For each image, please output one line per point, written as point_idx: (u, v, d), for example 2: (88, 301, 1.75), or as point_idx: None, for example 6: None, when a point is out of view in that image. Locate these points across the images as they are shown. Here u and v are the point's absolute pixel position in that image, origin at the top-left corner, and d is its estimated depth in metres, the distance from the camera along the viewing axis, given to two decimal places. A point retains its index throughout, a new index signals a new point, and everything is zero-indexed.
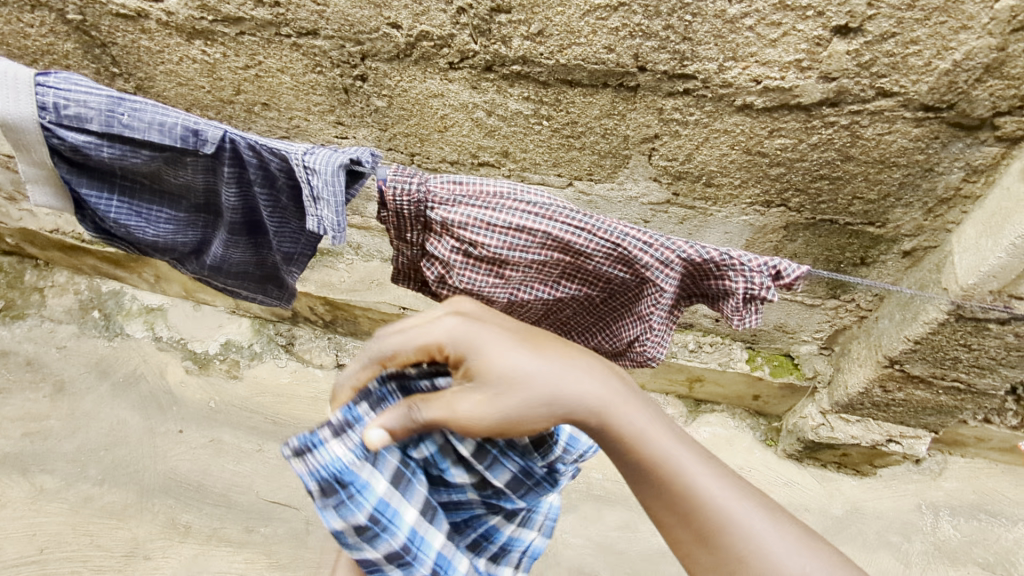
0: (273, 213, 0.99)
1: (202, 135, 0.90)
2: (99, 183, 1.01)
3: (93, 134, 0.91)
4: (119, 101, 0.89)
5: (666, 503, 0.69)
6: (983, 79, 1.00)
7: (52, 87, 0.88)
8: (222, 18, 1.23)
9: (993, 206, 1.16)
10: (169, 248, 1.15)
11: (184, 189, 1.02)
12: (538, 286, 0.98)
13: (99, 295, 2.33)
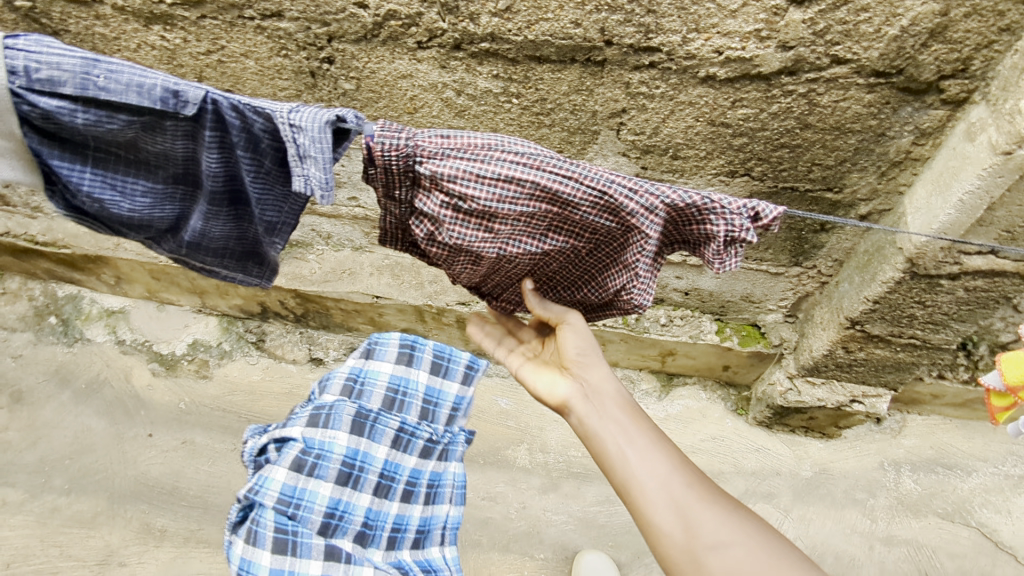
0: (256, 178, 0.99)
1: (182, 96, 0.89)
2: (72, 155, 0.99)
3: (67, 99, 0.89)
4: (95, 63, 0.88)
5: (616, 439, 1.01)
6: (928, 44, 1.06)
7: (23, 50, 0.87)
8: (181, 1, 1.20)
9: (941, 165, 1.23)
10: (145, 225, 1.13)
11: (162, 159, 1.01)
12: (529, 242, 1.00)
13: (54, 301, 2.23)
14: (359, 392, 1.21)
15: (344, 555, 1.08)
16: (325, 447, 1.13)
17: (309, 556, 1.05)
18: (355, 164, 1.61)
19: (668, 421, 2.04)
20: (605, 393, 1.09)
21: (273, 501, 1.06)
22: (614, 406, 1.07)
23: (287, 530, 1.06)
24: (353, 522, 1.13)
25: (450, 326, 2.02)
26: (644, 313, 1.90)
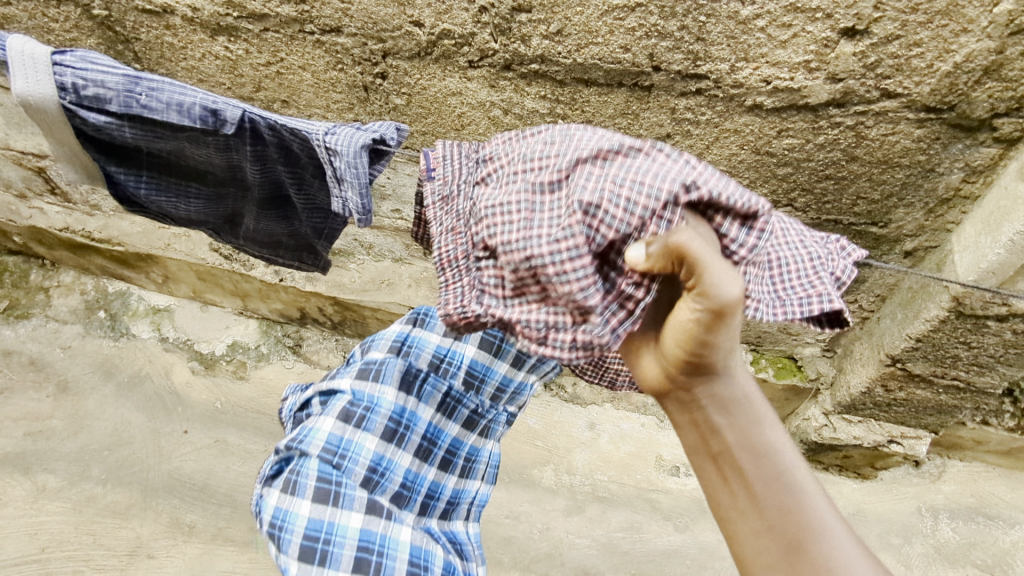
0: (299, 189, 1.03)
1: (220, 115, 0.93)
2: (127, 164, 1.07)
3: (113, 115, 0.94)
4: (137, 81, 0.92)
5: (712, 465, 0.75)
6: (982, 81, 1.05)
7: (70, 67, 0.91)
8: (247, 14, 1.27)
9: (992, 205, 1.21)
10: (203, 219, 1.22)
11: (209, 166, 1.07)
12: (564, 207, 0.71)
13: (105, 296, 2.33)
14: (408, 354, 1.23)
15: (387, 511, 1.07)
16: (373, 401, 1.15)
17: (351, 507, 1.04)
18: (401, 177, 1.65)
19: None
20: (729, 419, 0.74)
21: (318, 450, 1.06)
22: (731, 434, 0.74)
23: (330, 480, 1.04)
24: (394, 482, 1.13)
25: None
26: None
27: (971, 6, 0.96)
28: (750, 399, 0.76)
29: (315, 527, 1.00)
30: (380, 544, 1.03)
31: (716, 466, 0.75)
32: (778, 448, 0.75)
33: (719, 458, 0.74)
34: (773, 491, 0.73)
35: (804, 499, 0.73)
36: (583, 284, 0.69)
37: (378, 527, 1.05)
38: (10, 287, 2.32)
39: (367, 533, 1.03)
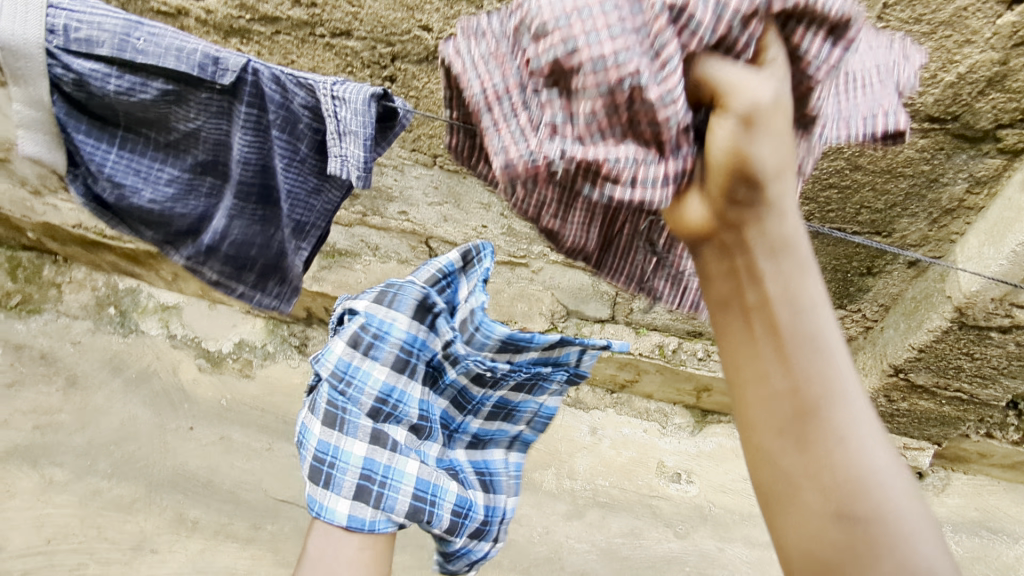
0: (288, 165, 1.01)
1: (222, 64, 0.94)
2: (102, 131, 1.05)
3: (103, 61, 0.94)
4: (136, 27, 0.93)
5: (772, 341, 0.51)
6: (986, 92, 1.05)
7: (65, 10, 0.92)
8: (259, 17, 1.29)
9: (995, 216, 1.21)
10: (165, 223, 1.16)
11: (192, 139, 1.06)
12: (643, 11, 0.57)
13: (115, 292, 2.37)
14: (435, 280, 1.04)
15: (391, 442, 1.03)
16: (382, 327, 1.03)
17: (354, 437, 1.01)
18: (408, 180, 1.68)
19: (699, 458, 2.01)
20: (776, 262, 0.52)
21: (327, 373, 1.03)
22: (773, 283, 0.51)
23: (339, 401, 1.02)
24: (408, 415, 1.05)
25: None
26: (682, 345, 1.91)
27: (975, 17, 0.97)
28: (803, 238, 0.53)
29: (325, 449, 1.00)
30: (379, 480, 0.99)
31: (752, 322, 0.52)
32: (823, 306, 0.52)
33: (752, 315, 0.52)
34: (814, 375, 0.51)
35: (844, 377, 0.51)
36: (675, 93, 0.55)
37: (379, 462, 1.01)
38: (23, 282, 2.36)
39: (366, 467, 0.99)
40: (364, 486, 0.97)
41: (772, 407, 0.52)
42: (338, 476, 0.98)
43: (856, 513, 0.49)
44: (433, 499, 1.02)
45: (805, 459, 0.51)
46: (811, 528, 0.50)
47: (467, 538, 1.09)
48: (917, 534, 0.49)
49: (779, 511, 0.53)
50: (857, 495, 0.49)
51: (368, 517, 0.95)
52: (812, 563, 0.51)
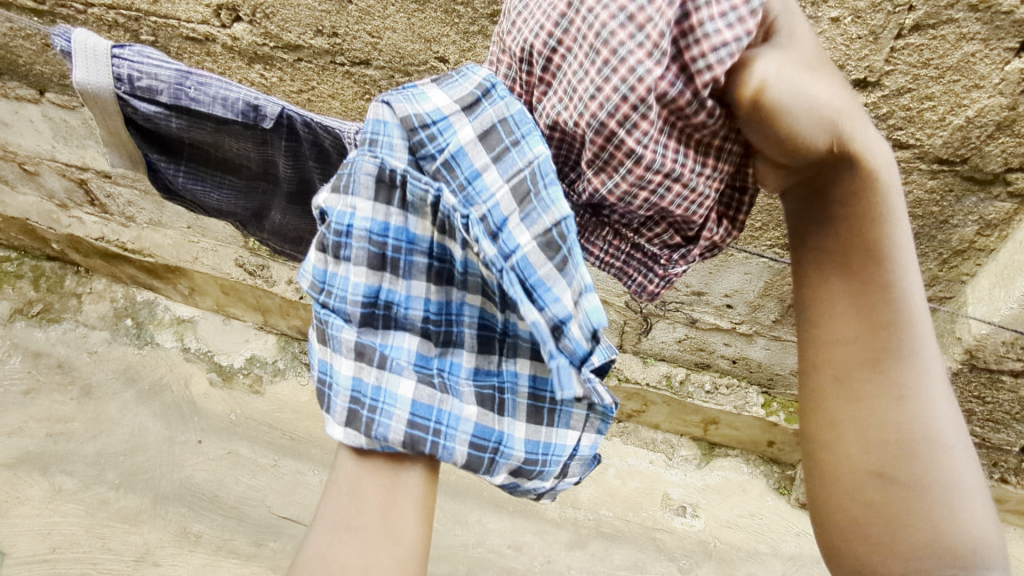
0: (327, 181, 1.04)
1: (261, 111, 0.91)
2: (168, 152, 1.04)
3: (163, 106, 0.92)
4: (187, 75, 0.90)
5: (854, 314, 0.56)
6: (995, 136, 1.05)
7: (127, 59, 0.88)
8: (282, 45, 1.33)
9: (1006, 259, 1.19)
10: (232, 214, 1.20)
11: (243, 160, 1.05)
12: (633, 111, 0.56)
13: (133, 304, 2.43)
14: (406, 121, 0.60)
15: (382, 359, 0.63)
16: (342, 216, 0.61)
17: (340, 354, 0.63)
18: None
19: (705, 491, 1.98)
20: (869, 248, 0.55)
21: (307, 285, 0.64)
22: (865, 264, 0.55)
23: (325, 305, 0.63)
24: (409, 318, 0.65)
25: None
26: (688, 377, 1.91)
27: (982, 63, 0.97)
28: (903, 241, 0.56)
29: (318, 371, 0.64)
30: (370, 405, 0.61)
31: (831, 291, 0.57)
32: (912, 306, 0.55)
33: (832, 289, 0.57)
34: (899, 340, 0.55)
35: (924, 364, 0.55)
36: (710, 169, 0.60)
37: (367, 382, 0.62)
38: (45, 292, 2.43)
39: (354, 387, 0.61)
40: (354, 412, 0.61)
41: (847, 356, 0.56)
42: (328, 394, 0.62)
43: (913, 480, 0.54)
44: (441, 438, 0.62)
45: (867, 418, 0.56)
46: (858, 491, 0.56)
47: (551, 479, 0.69)
48: (976, 518, 0.54)
49: (834, 466, 0.57)
50: (904, 458, 0.55)
51: (368, 446, 0.61)
52: (866, 524, 0.56)
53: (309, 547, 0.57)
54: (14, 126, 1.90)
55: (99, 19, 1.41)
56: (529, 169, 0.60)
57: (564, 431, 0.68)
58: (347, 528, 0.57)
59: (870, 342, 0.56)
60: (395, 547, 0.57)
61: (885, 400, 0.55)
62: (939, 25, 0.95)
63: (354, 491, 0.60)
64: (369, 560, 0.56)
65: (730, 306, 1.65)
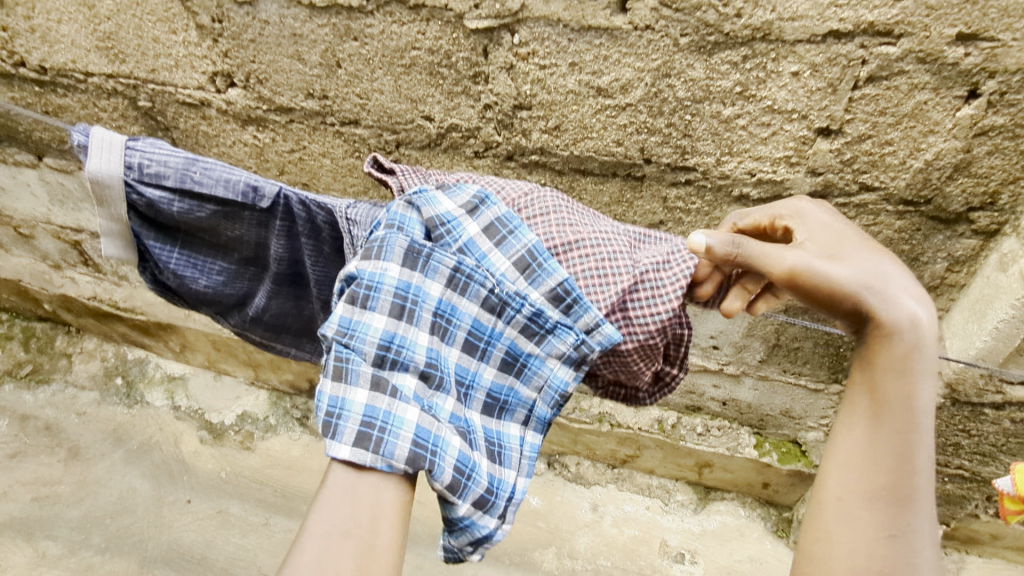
0: (316, 263, 1.05)
1: (259, 191, 0.96)
2: (165, 236, 1.06)
3: (168, 190, 0.97)
4: (194, 161, 0.96)
5: (872, 435, 0.77)
6: (954, 177, 1.11)
7: (140, 150, 0.96)
8: (275, 107, 1.39)
9: (977, 293, 1.23)
10: (217, 300, 1.18)
11: (237, 243, 1.06)
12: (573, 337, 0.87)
13: (124, 363, 2.43)
14: (431, 220, 0.83)
15: (393, 389, 0.76)
16: (374, 277, 0.78)
17: (357, 384, 0.74)
18: None
19: (702, 537, 1.96)
20: (893, 391, 0.76)
21: (331, 333, 0.76)
22: (892, 403, 0.76)
23: (346, 343, 0.76)
24: (412, 362, 0.78)
25: None
26: (680, 420, 1.92)
27: (935, 110, 1.03)
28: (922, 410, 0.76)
29: (326, 405, 0.74)
30: (381, 426, 0.73)
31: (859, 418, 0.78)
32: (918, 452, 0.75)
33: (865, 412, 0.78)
34: (899, 480, 0.75)
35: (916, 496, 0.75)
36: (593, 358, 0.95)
37: (380, 407, 0.74)
38: (35, 352, 2.42)
39: (366, 412, 0.73)
40: (365, 433, 0.73)
41: (856, 490, 0.77)
42: (338, 422, 0.73)
43: None
44: (438, 457, 0.75)
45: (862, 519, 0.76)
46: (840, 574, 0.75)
47: (496, 518, 0.80)
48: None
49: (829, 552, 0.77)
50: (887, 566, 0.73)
51: (374, 462, 0.72)
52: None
53: (308, 548, 0.69)
54: (11, 190, 1.95)
55: (98, 87, 1.47)
56: (525, 249, 0.83)
57: (506, 469, 0.84)
58: (346, 537, 0.70)
59: (880, 471, 0.76)
60: (383, 557, 0.72)
61: (878, 524, 0.75)
62: (892, 76, 1.01)
63: (347, 504, 0.71)
64: (364, 563, 0.70)
65: (716, 346, 1.67)
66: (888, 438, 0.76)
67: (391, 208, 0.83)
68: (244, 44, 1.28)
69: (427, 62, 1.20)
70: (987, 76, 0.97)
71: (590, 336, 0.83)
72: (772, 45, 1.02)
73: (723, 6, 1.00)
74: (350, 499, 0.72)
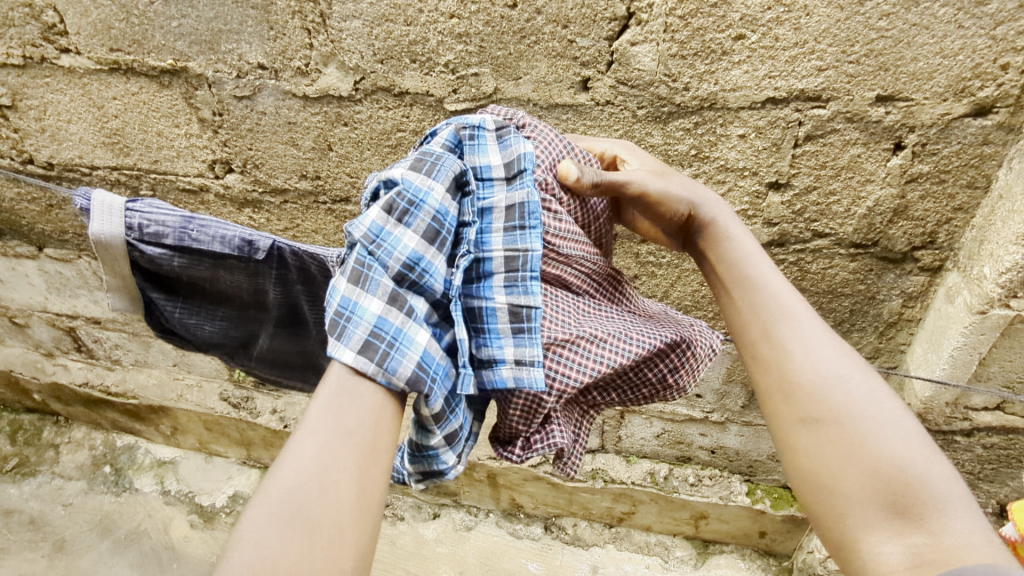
0: (312, 305, 1.12)
1: (254, 244, 1.01)
2: (167, 290, 1.10)
3: (167, 248, 1.01)
4: (191, 220, 1.00)
5: (745, 299, 0.79)
6: (895, 221, 1.22)
7: (139, 211, 0.98)
8: (270, 190, 1.49)
9: (932, 325, 1.32)
10: (221, 344, 1.24)
11: (236, 290, 1.12)
12: None
13: (112, 450, 2.41)
14: (480, 162, 0.81)
15: (409, 308, 0.71)
16: (418, 192, 0.75)
17: (374, 294, 0.70)
18: None
19: None
20: (734, 255, 0.82)
21: (360, 233, 0.73)
22: (737, 261, 0.81)
23: (373, 249, 0.72)
24: (429, 289, 0.74)
25: (480, 483, 2.09)
26: (672, 472, 1.95)
27: (868, 162, 1.16)
28: (756, 258, 0.82)
29: (337, 304, 0.70)
30: (389, 341, 0.68)
31: (727, 298, 0.81)
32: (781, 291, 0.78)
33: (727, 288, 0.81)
34: (775, 312, 0.76)
35: (805, 323, 0.75)
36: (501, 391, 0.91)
37: (392, 322, 0.69)
38: (22, 444, 2.41)
39: (377, 323, 0.69)
40: (372, 343, 0.68)
41: (754, 343, 0.76)
42: (346, 324, 0.68)
43: (836, 419, 0.68)
44: (436, 384, 0.71)
45: (779, 374, 0.73)
46: (794, 438, 0.70)
47: (454, 456, 0.78)
48: (892, 435, 0.67)
49: (779, 427, 0.72)
50: (819, 403, 0.70)
51: (375, 374, 0.67)
52: (815, 474, 0.68)
53: (300, 443, 0.62)
54: (10, 281, 2.01)
55: (102, 180, 1.56)
56: (524, 253, 0.77)
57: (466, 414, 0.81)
58: (346, 437, 0.63)
59: (763, 322, 0.76)
60: (382, 471, 0.64)
61: (783, 361, 0.73)
62: (827, 134, 1.14)
63: (347, 406, 0.65)
64: (362, 473, 0.63)
65: (699, 395, 1.74)
66: (754, 293, 0.78)
67: (446, 135, 0.82)
68: (242, 134, 1.39)
69: (412, 142, 1.32)
70: (908, 131, 1.10)
71: (517, 368, 0.76)
72: (719, 112, 1.15)
73: (672, 81, 1.13)
74: (333, 401, 0.65)
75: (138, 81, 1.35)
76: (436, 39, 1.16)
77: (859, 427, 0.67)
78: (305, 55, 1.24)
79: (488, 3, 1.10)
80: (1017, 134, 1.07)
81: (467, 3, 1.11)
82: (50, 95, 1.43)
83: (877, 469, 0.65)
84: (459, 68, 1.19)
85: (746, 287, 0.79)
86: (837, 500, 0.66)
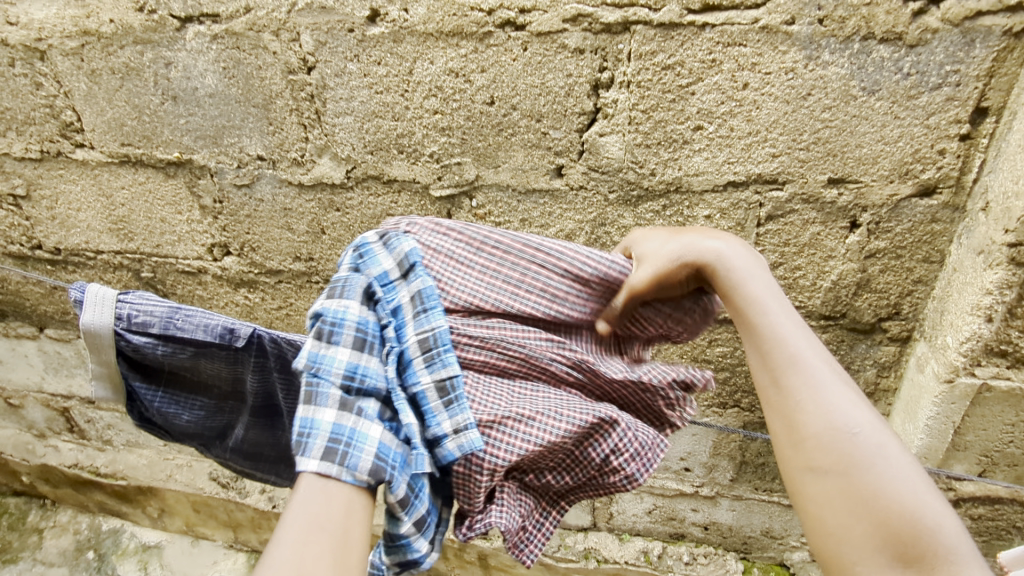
0: (289, 396, 1.10)
1: (235, 332, 1.04)
2: (149, 378, 1.14)
3: (152, 336, 1.05)
4: (177, 310, 1.05)
5: (754, 346, 0.76)
6: (860, 293, 1.28)
7: (130, 301, 1.05)
8: (265, 271, 1.56)
9: (907, 395, 1.34)
10: (199, 434, 1.23)
11: (215, 379, 1.14)
12: None
13: (97, 534, 2.36)
14: (388, 272, 0.87)
15: (358, 408, 0.75)
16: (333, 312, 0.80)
17: (326, 405, 0.74)
18: None
19: None
20: (739, 302, 0.78)
21: (303, 366, 0.77)
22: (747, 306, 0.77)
23: (311, 374, 0.76)
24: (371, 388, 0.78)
25: (472, 565, 2.04)
26: (666, 551, 1.91)
27: (829, 240, 1.23)
28: (769, 303, 0.77)
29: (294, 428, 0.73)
30: (347, 442, 0.72)
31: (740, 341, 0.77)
32: (793, 338, 0.74)
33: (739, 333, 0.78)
34: (785, 361, 0.73)
35: (816, 371, 0.72)
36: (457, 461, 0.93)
37: (346, 425, 0.73)
38: (6, 529, 2.37)
39: (333, 430, 0.73)
40: (330, 449, 0.72)
41: (763, 390, 0.74)
42: (306, 440, 0.72)
43: (847, 467, 0.67)
44: (397, 471, 0.74)
45: (789, 420, 0.71)
46: (801, 484, 0.69)
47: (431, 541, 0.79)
48: (904, 488, 0.65)
49: (785, 470, 0.71)
50: (828, 452, 0.68)
51: (339, 474, 0.70)
52: (820, 522, 0.67)
53: (277, 548, 0.64)
54: (9, 361, 2.05)
55: (106, 263, 1.63)
56: (433, 333, 0.82)
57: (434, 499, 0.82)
58: (321, 531, 0.66)
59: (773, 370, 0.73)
60: (356, 560, 0.68)
61: (792, 410, 0.71)
62: (786, 215, 1.21)
63: (321, 505, 0.69)
64: (338, 565, 0.65)
65: (688, 469, 1.75)
66: (766, 338, 0.75)
67: (345, 258, 0.89)
68: (240, 219, 1.48)
69: None
70: (862, 210, 1.18)
71: (454, 439, 0.78)
72: (684, 195, 1.23)
73: (639, 168, 1.22)
74: (307, 504, 0.68)
75: (145, 173, 1.45)
76: (421, 133, 1.26)
77: (870, 478, 0.66)
78: (300, 147, 1.34)
79: (468, 101, 1.21)
80: (961, 212, 1.15)
81: (449, 101, 1.22)
82: (62, 185, 1.52)
83: (885, 522, 0.64)
84: (443, 158, 1.29)
85: (757, 334, 0.76)
86: (844, 548, 0.65)
